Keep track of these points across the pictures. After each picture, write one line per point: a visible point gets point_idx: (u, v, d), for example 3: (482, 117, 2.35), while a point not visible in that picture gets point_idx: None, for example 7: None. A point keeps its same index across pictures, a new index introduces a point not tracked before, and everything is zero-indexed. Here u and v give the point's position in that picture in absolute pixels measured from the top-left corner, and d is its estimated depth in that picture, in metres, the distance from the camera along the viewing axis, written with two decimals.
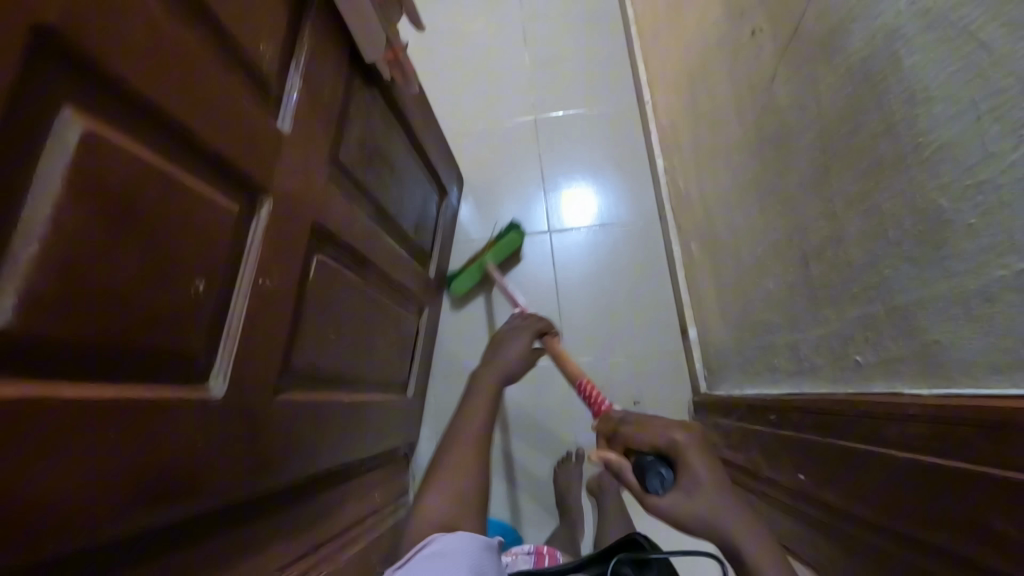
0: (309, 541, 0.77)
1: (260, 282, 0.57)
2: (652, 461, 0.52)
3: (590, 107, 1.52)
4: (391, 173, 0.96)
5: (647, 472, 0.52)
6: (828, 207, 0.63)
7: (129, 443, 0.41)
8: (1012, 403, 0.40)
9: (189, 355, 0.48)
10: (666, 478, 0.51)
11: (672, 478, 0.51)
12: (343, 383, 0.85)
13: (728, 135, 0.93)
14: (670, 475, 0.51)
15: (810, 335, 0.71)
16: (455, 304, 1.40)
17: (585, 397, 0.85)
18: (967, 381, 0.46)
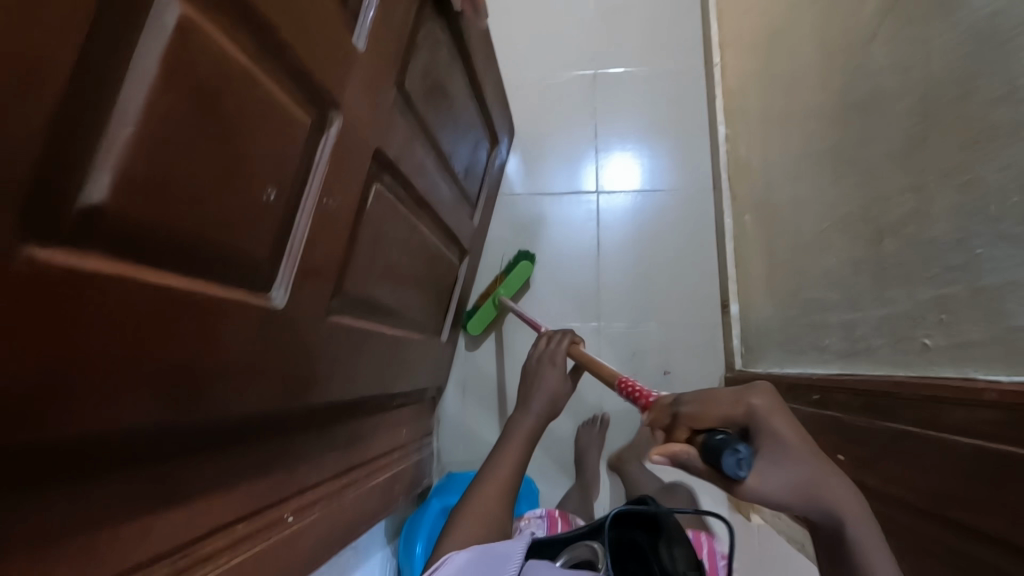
0: (340, 463, 0.81)
1: (324, 202, 0.57)
2: (724, 439, 0.47)
3: (654, 63, 1.44)
4: (449, 112, 0.94)
5: (723, 451, 0.47)
6: (915, 179, 0.60)
7: (196, 337, 0.43)
8: None
9: (255, 262, 0.49)
10: (742, 455, 0.47)
11: (748, 456, 0.47)
12: (385, 317, 0.87)
13: (806, 100, 0.88)
14: (746, 452, 0.47)
15: (871, 315, 0.69)
16: (471, 343, 1.37)
17: (627, 394, 0.84)
18: None
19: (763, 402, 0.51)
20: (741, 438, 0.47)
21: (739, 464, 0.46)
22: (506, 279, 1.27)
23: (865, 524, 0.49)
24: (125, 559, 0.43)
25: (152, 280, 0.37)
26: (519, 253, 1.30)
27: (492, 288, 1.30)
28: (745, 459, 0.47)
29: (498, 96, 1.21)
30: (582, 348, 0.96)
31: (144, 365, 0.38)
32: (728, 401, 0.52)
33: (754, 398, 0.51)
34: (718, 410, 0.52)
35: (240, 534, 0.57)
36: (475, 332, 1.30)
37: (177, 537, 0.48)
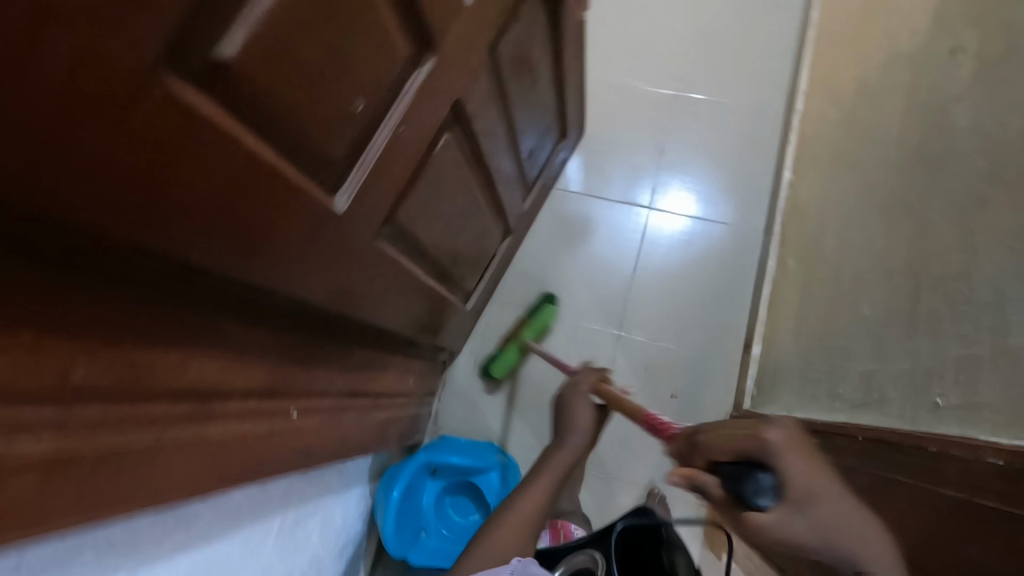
0: (349, 383, 0.86)
1: (400, 129, 0.62)
2: (744, 467, 0.46)
3: (735, 97, 1.45)
4: (529, 90, 0.99)
5: (744, 478, 0.45)
6: (970, 241, 0.60)
7: (267, 207, 0.48)
8: None
9: (332, 161, 0.55)
10: (763, 483, 0.45)
11: (771, 485, 0.45)
12: (423, 265, 0.91)
13: (879, 154, 0.88)
14: (768, 481, 0.45)
15: (892, 367, 0.69)
16: (489, 386, 1.38)
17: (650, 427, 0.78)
18: None
19: (781, 439, 0.47)
20: (766, 464, 0.46)
21: (761, 491, 0.44)
22: (529, 321, 1.33)
23: None
24: (162, 381, 0.48)
25: (248, 142, 0.43)
26: (545, 296, 1.36)
27: (516, 331, 1.35)
28: (768, 489, 0.45)
29: (577, 93, 1.25)
30: (610, 385, 0.92)
31: (224, 213, 0.44)
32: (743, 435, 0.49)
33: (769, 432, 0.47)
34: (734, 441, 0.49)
35: (251, 407, 0.62)
36: (498, 373, 1.33)
37: (204, 383, 0.53)
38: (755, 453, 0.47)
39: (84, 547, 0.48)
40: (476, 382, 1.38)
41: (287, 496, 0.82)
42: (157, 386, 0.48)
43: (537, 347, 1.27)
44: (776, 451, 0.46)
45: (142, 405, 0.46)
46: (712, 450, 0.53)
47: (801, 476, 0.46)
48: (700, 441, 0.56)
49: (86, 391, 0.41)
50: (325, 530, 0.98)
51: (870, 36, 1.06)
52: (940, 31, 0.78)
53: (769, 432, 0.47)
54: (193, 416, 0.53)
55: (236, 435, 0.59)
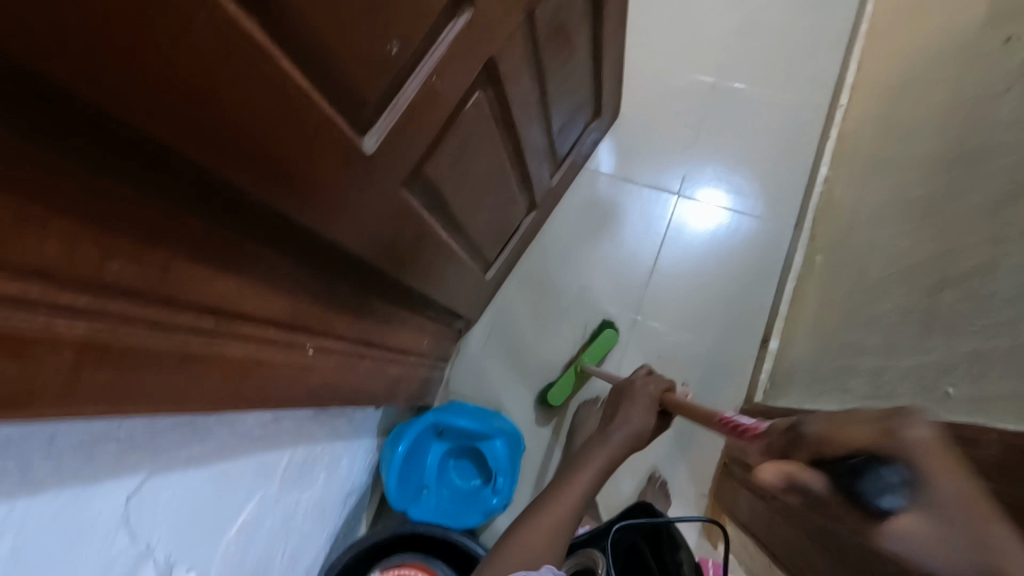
0: (366, 332, 0.89)
1: (432, 80, 0.63)
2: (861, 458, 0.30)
3: (778, 88, 1.42)
4: (566, 62, 0.99)
5: (862, 473, 0.30)
6: (999, 232, 0.58)
7: (295, 135, 0.50)
8: None
9: (363, 101, 0.56)
10: (890, 481, 0.29)
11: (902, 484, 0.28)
12: (445, 225, 0.93)
13: (918, 148, 0.85)
14: (898, 478, 0.29)
15: (905, 359, 0.68)
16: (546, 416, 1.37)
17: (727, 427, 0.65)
18: None
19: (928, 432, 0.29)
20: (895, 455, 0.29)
21: (885, 490, 0.29)
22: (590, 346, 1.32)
23: None
24: (190, 291, 0.51)
25: (280, 67, 0.45)
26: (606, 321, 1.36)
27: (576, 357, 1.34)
28: (895, 487, 0.29)
29: (614, 71, 1.24)
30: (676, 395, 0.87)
31: (255, 135, 0.46)
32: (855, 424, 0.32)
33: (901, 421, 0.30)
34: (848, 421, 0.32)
35: (269, 336, 0.65)
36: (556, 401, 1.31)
37: (226, 303, 0.56)
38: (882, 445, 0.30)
39: (107, 440, 0.51)
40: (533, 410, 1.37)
41: (297, 433, 0.86)
42: (183, 297, 0.51)
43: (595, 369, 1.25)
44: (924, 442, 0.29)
45: (167, 312, 0.49)
46: (820, 440, 0.35)
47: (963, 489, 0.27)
48: (805, 431, 0.37)
49: (119, 288, 0.44)
50: (331, 474, 1.02)
51: (923, 28, 1.02)
52: (995, 21, 0.75)
53: (911, 424, 0.29)
54: (214, 332, 0.56)
55: (252, 358, 0.62)
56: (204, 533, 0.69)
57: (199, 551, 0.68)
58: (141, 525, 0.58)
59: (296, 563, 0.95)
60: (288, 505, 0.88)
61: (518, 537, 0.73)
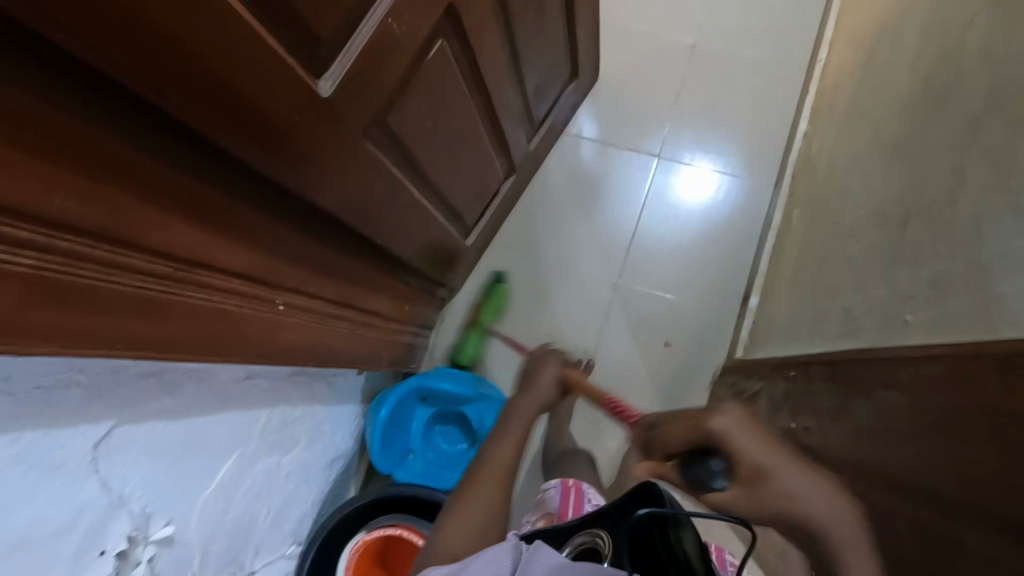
0: (340, 291, 0.89)
1: (388, 22, 0.62)
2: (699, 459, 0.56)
3: (758, 47, 1.40)
4: (539, 17, 0.97)
5: (698, 466, 0.55)
6: (960, 160, 0.58)
7: (245, 70, 0.49)
8: None
9: (315, 42, 0.56)
10: (713, 468, 0.54)
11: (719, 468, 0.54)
12: (418, 185, 0.92)
13: (890, 92, 0.85)
14: (718, 466, 0.54)
15: (873, 294, 0.68)
16: None
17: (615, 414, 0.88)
18: (1009, 333, 0.44)
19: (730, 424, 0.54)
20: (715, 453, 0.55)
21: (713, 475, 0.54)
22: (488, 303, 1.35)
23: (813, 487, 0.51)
24: (149, 236, 0.51)
25: None
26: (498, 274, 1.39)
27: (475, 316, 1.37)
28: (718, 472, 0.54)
29: (590, 31, 1.22)
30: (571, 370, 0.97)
31: (204, 69, 0.45)
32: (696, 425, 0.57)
33: (714, 421, 0.54)
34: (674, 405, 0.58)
35: (235, 289, 0.65)
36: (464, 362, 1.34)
37: (187, 251, 0.56)
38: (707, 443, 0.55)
39: (68, 386, 0.51)
40: None
41: (274, 393, 0.86)
42: (141, 240, 0.50)
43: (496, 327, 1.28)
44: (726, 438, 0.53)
45: (123, 254, 0.49)
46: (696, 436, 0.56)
47: (755, 456, 0.52)
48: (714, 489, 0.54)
49: (72, 227, 0.43)
50: (314, 438, 1.03)
51: None
52: None
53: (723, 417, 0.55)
54: (177, 280, 0.56)
55: (219, 307, 0.62)
56: (181, 488, 0.70)
57: (176, 505, 0.69)
58: (113, 475, 0.59)
59: (280, 524, 0.97)
60: (269, 464, 0.89)
61: (494, 484, 0.73)
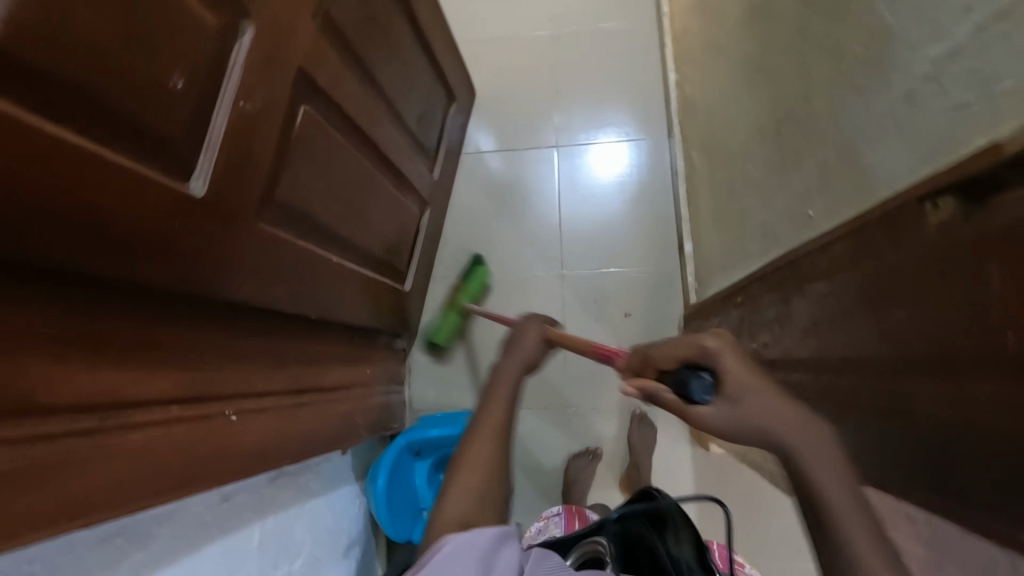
0: (292, 378, 0.86)
1: (241, 105, 0.61)
2: (688, 369, 0.52)
3: (608, 18, 1.47)
4: (393, 55, 0.98)
5: (688, 380, 0.52)
6: (800, 59, 0.62)
7: (101, 196, 0.47)
8: (903, 196, 0.42)
9: (170, 147, 0.54)
10: (706, 380, 0.51)
11: (711, 381, 0.51)
12: (333, 249, 0.91)
13: (730, 19, 0.90)
14: (708, 378, 0.51)
15: (777, 203, 0.72)
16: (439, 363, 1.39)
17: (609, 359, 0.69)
18: (881, 192, 0.47)
19: (719, 343, 0.52)
20: (705, 365, 0.52)
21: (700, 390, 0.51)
22: (464, 286, 1.32)
23: (810, 448, 0.46)
24: (54, 395, 0.48)
25: (46, 129, 0.42)
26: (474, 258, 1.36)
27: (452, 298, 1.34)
28: (710, 383, 0.51)
29: (451, 52, 1.25)
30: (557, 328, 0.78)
31: (52, 210, 0.43)
32: (687, 346, 0.54)
33: (709, 339, 0.52)
34: (680, 349, 0.54)
35: (178, 414, 0.62)
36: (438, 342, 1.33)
37: (107, 395, 0.53)
38: (696, 358, 0.53)
39: None
40: (426, 379, 1.39)
41: (260, 505, 0.82)
42: (47, 399, 0.47)
43: (472, 308, 1.25)
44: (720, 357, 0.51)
45: (35, 423, 0.46)
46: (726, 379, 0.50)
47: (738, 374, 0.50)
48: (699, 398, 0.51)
49: None
50: (317, 532, 0.98)
51: None
52: None
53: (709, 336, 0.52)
54: (106, 428, 0.53)
55: (163, 439, 0.59)
56: None
57: None
58: None
59: None
60: None
61: None
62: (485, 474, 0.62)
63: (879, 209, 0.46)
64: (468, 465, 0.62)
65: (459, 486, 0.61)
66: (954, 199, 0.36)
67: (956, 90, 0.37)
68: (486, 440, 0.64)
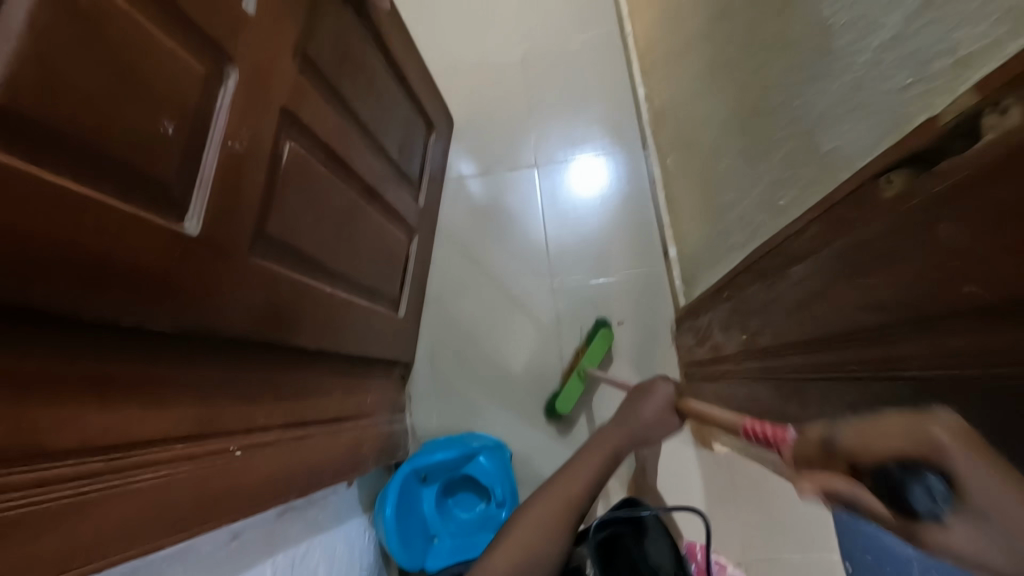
0: (295, 411, 0.86)
1: (229, 145, 0.64)
2: (898, 470, 0.32)
3: (575, 40, 1.53)
4: (371, 89, 1.02)
5: (903, 488, 0.32)
6: (757, 60, 0.66)
7: (99, 239, 0.48)
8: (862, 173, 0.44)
9: (163, 189, 0.56)
10: (938, 487, 0.30)
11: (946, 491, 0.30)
12: (326, 280, 0.92)
13: (690, 30, 0.95)
14: (942, 486, 0.30)
15: (752, 196, 0.75)
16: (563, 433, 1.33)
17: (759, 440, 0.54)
18: (845, 173, 0.50)
19: (951, 433, 0.31)
20: (929, 463, 0.31)
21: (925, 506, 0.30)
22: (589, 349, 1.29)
23: None
24: (61, 439, 0.48)
25: (44, 176, 0.44)
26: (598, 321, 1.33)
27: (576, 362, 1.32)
28: (945, 494, 0.30)
29: (426, 82, 1.29)
30: (696, 402, 0.80)
31: (52, 254, 0.45)
32: (894, 434, 0.34)
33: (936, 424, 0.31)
34: (878, 442, 0.35)
35: (184, 452, 0.62)
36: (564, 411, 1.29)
37: (113, 435, 0.53)
38: (915, 454, 0.32)
39: None
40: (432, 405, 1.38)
41: (270, 542, 0.82)
42: (51, 443, 0.47)
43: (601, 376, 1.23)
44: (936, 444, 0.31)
45: (40, 466, 0.46)
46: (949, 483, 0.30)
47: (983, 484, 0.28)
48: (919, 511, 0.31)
49: None
50: (329, 567, 0.97)
51: None
52: None
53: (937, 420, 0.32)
54: (112, 469, 0.53)
55: (170, 478, 0.59)
56: None
57: None
58: None
59: None
60: None
61: None
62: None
63: (845, 189, 0.48)
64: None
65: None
66: (907, 170, 0.39)
67: (897, 72, 0.40)
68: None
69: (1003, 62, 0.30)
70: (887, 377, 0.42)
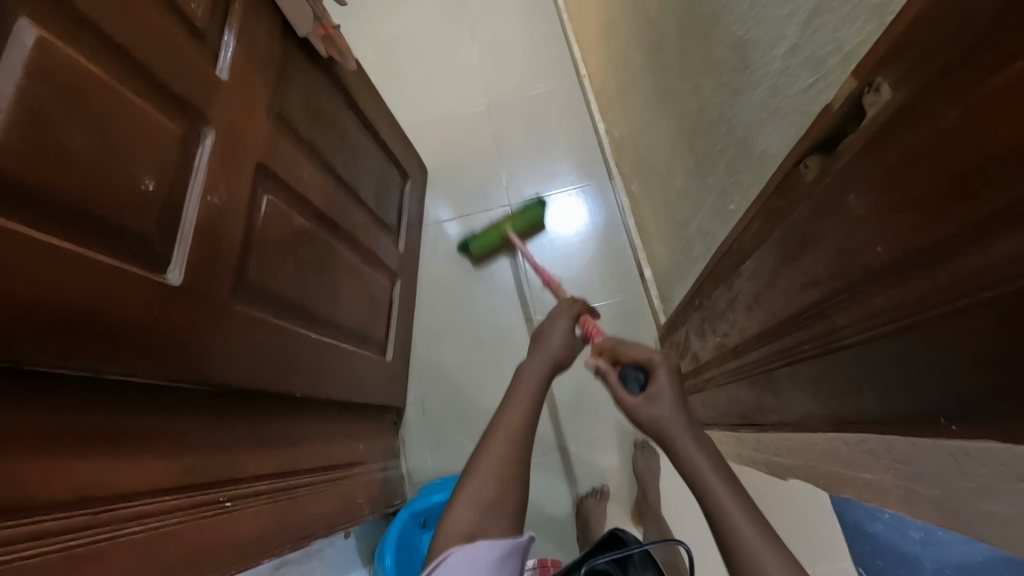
0: (285, 460, 0.85)
1: (207, 199, 0.67)
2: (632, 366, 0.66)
3: (533, 86, 1.63)
4: (343, 143, 1.07)
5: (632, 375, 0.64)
6: (692, 81, 0.72)
7: (85, 290, 0.51)
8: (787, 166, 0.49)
9: (147, 242, 0.59)
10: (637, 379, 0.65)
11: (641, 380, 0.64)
12: (310, 326, 0.94)
13: (634, 64, 1.03)
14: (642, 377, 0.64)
15: (705, 206, 0.79)
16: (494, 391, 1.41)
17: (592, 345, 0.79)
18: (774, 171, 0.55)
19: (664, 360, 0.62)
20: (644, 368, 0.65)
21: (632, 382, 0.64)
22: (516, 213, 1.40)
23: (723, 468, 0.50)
24: (44, 495, 0.48)
25: (32, 233, 0.46)
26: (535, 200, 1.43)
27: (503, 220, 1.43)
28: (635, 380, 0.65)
29: (396, 133, 1.36)
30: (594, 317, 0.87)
31: (40, 306, 0.47)
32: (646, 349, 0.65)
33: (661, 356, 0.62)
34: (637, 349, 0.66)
35: (170, 504, 0.61)
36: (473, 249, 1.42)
37: (100, 487, 0.53)
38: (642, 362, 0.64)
39: None
40: (426, 447, 1.37)
41: None
42: (34, 498, 0.47)
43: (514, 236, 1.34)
44: (656, 364, 0.62)
45: (24, 521, 0.46)
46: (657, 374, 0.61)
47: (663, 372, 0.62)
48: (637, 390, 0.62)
49: None
50: None
51: None
52: None
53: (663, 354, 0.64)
54: (100, 521, 0.53)
55: (159, 530, 0.59)
56: None
57: None
58: None
59: None
60: None
61: None
62: (498, 484, 0.60)
63: (774, 183, 0.53)
64: (476, 475, 0.61)
65: (466, 498, 0.59)
66: (819, 156, 0.44)
67: (800, 73, 0.45)
68: (502, 443, 0.63)
69: (874, 50, 0.35)
70: (837, 348, 0.45)
